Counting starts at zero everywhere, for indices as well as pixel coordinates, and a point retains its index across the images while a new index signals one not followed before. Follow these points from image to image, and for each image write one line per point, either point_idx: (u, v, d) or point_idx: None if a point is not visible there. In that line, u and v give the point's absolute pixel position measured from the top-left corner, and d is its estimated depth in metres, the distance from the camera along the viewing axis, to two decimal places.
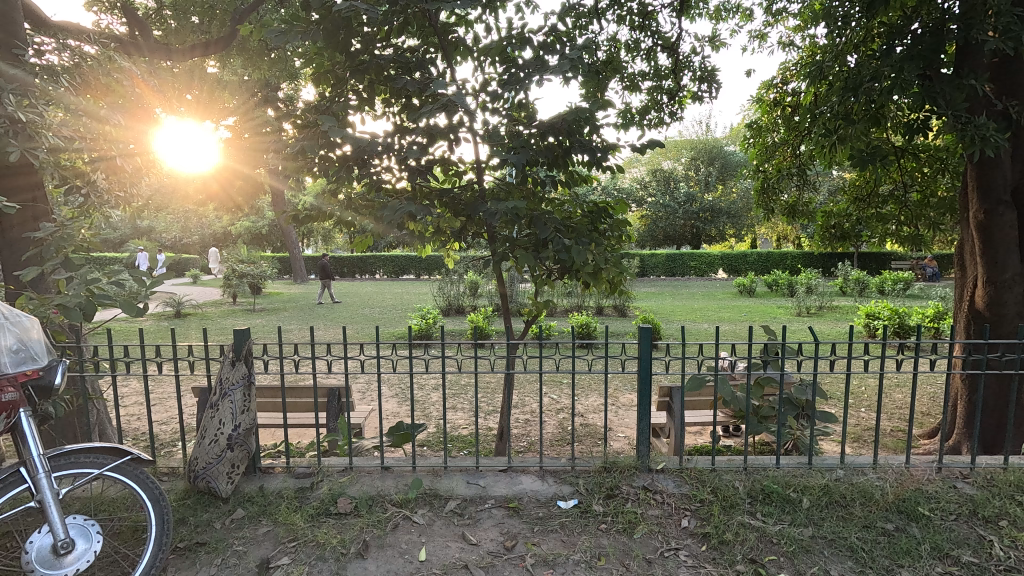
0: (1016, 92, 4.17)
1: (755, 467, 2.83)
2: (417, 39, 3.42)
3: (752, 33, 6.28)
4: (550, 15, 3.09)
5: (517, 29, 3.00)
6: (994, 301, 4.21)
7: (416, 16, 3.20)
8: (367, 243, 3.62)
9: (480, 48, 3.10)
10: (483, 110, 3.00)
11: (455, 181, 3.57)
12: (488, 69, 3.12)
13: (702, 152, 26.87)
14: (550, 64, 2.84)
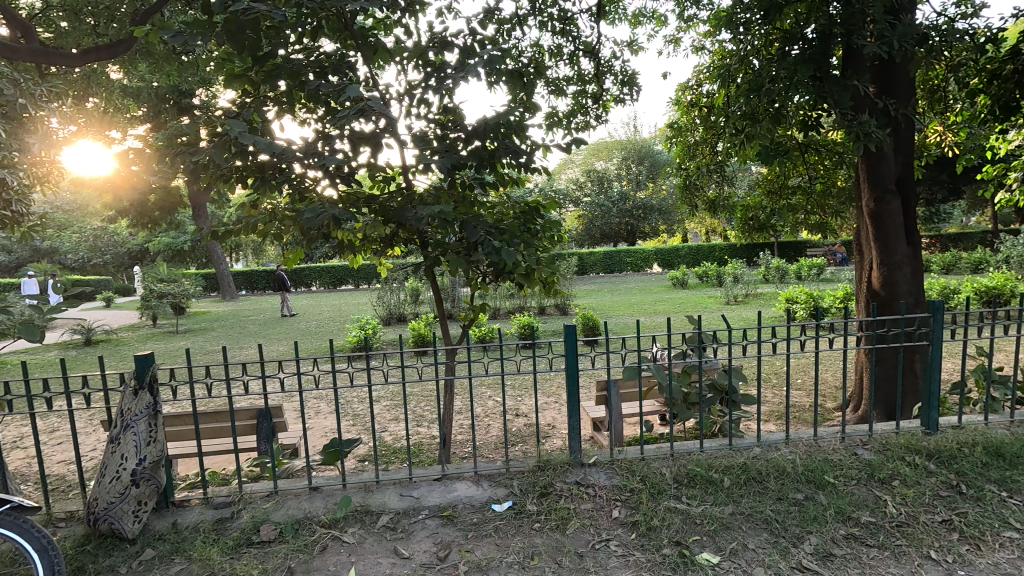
0: (894, 91, 4.60)
1: (683, 453, 2.97)
2: (334, 43, 3.31)
3: (668, 38, 6.59)
4: (471, 19, 3.10)
5: (437, 32, 2.98)
6: (887, 281, 4.64)
7: (331, 19, 3.10)
8: (300, 256, 3.57)
9: (401, 52, 3.05)
10: (406, 114, 2.94)
11: (383, 187, 3.49)
12: (411, 73, 3.07)
13: (632, 152, 27.89)
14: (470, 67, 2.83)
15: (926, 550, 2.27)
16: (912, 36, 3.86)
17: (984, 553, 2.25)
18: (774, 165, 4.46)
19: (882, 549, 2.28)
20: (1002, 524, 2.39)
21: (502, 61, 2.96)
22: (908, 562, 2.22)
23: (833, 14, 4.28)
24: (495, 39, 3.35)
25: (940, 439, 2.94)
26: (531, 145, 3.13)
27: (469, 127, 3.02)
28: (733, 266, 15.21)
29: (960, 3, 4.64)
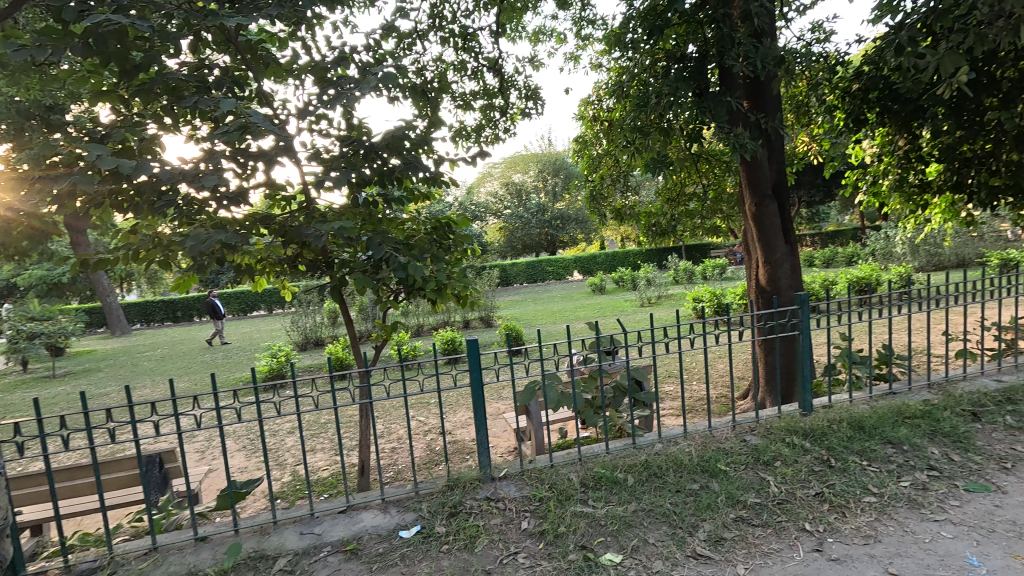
0: (764, 106, 5.02)
1: (590, 456, 3.05)
2: (221, 57, 3.09)
3: (568, 55, 6.87)
4: (369, 35, 3.04)
5: (335, 48, 2.89)
6: (771, 277, 5.09)
7: (215, 32, 2.89)
8: (192, 282, 3.20)
9: (296, 67, 2.90)
10: (302, 130, 2.78)
11: (281, 208, 3.29)
12: (308, 89, 2.93)
13: (547, 165, 28.68)
14: (367, 79, 2.74)
15: (801, 523, 2.48)
16: (772, 58, 4.27)
17: (848, 519, 2.50)
18: (665, 175, 4.72)
19: (765, 527, 2.47)
20: (863, 491, 2.67)
21: (398, 76, 2.92)
22: (787, 537, 2.41)
23: (707, 36, 4.62)
24: (392, 54, 3.30)
25: (814, 420, 3.25)
26: (432, 159, 3.09)
27: (367, 143, 2.88)
28: (646, 270, 16.00)
29: (813, 29, 5.26)
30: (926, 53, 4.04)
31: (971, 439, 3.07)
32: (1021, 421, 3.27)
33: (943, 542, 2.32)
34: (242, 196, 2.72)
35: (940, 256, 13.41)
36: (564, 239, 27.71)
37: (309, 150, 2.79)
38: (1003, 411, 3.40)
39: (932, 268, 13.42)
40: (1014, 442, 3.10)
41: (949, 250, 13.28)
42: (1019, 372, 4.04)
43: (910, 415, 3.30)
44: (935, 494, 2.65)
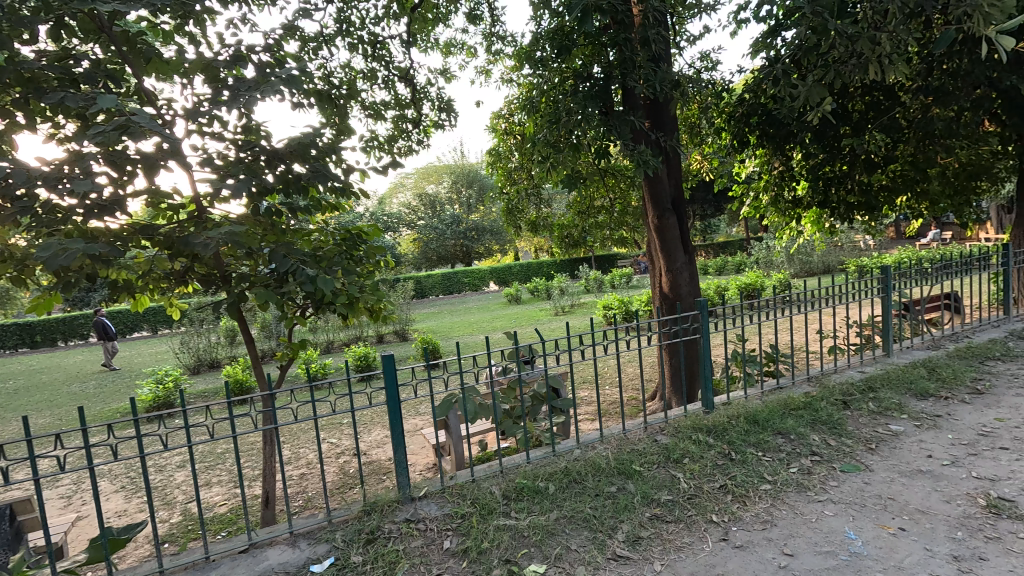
0: (662, 125, 5.36)
1: (510, 468, 3.05)
2: (90, 48, 2.72)
3: (479, 69, 6.94)
4: (268, 35, 2.85)
5: (230, 47, 2.67)
6: (673, 284, 5.44)
7: (82, 19, 2.54)
8: (54, 303, 2.77)
9: (185, 63, 2.63)
10: (191, 133, 2.52)
11: (167, 218, 2.95)
12: (198, 88, 2.67)
13: (461, 177, 28.75)
14: (267, 80, 2.55)
15: (709, 515, 2.64)
16: (669, 82, 4.60)
17: (748, 507, 2.70)
18: (575, 189, 4.88)
19: (678, 523, 2.60)
20: (760, 479, 2.91)
21: (302, 80, 2.76)
22: (697, 530, 2.55)
23: (611, 58, 4.87)
24: (294, 56, 3.13)
25: (715, 417, 3.50)
26: (341, 167, 2.95)
27: (268, 149, 2.68)
28: (559, 280, 16.49)
29: (702, 58, 5.76)
30: (795, 85, 4.59)
31: (843, 425, 3.47)
32: (881, 407, 3.76)
33: (826, 520, 2.58)
34: (118, 204, 2.40)
35: (810, 264, 15.20)
36: (479, 250, 27.61)
37: (201, 155, 2.53)
38: (866, 398, 3.89)
39: (805, 274, 15.18)
40: (876, 425, 3.55)
41: (817, 258, 15.12)
42: (877, 363, 4.66)
43: (794, 407, 3.66)
44: (817, 477, 2.95)
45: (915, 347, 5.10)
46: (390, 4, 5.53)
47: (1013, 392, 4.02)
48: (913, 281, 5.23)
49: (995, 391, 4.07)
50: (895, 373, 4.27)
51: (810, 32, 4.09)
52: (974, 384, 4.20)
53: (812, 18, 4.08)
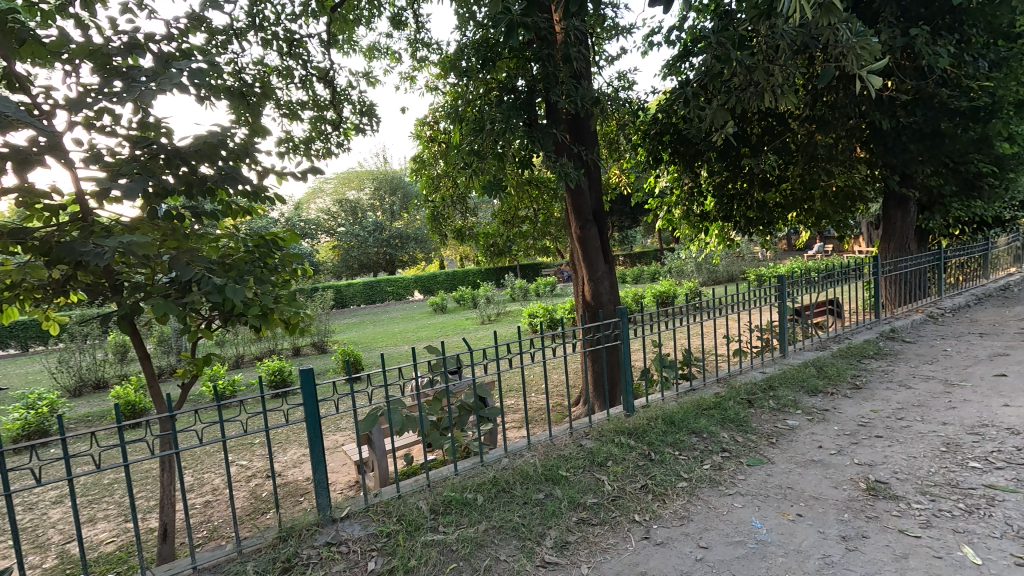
0: (584, 140, 5.56)
1: (438, 481, 2.99)
2: None
3: (403, 74, 6.83)
4: (169, 23, 2.61)
5: (126, 33, 2.42)
6: (595, 293, 5.64)
7: None
8: None
9: (68, 48, 2.34)
10: (76, 126, 2.25)
11: (43, 220, 2.60)
12: (84, 76, 2.39)
13: (384, 183, 28.07)
14: (170, 73, 2.34)
15: (632, 515, 2.75)
16: (589, 98, 4.79)
17: (667, 504, 2.85)
18: (500, 197, 4.92)
19: (603, 525, 2.67)
20: (677, 478, 3.08)
21: (211, 75, 2.56)
22: (621, 531, 2.64)
23: (534, 72, 4.98)
24: (201, 49, 2.90)
25: (636, 420, 3.65)
26: (254, 170, 2.76)
27: (169, 147, 2.45)
28: (485, 289, 16.53)
29: (619, 78, 6.07)
30: (702, 107, 4.97)
31: (748, 422, 3.77)
32: (779, 404, 4.13)
33: (736, 511, 2.77)
34: None
35: (716, 273, 16.42)
36: (403, 258, 27.01)
37: (87, 150, 2.26)
38: (767, 396, 4.25)
39: (712, 283, 16.37)
40: (775, 421, 3.89)
41: (722, 268, 16.40)
42: (775, 364, 5.11)
43: (706, 407, 3.92)
44: (727, 471, 3.18)
45: (805, 348, 5.65)
46: (309, 2, 5.31)
47: (884, 386, 4.59)
48: (803, 288, 5.80)
49: (870, 386, 4.61)
50: (790, 372, 4.72)
51: (715, 60, 4.45)
52: (853, 381, 4.73)
53: (717, 48, 4.45)
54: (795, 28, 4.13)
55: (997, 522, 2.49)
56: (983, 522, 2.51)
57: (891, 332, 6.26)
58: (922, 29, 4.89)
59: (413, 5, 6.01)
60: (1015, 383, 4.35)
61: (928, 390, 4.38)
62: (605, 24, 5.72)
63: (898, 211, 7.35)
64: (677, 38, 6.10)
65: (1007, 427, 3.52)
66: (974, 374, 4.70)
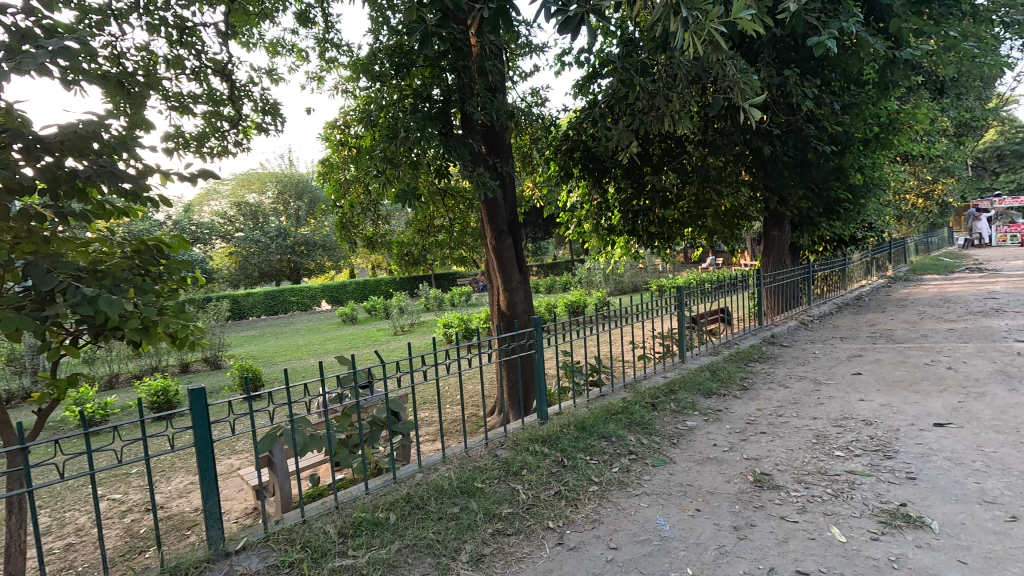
0: (499, 152, 5.63)
1: (347, 502, 2.84)
2: None
3: (311, 74, 6.51)
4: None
5: None
6: (509, 303, 5.70)
7: None
8: None
9: None
10: None
11: None
12: None
13: (289, 186, 26.48)
14: (29, 50, 2.02)
15: (546, 522, 2.79)
16: (505, 111, 4.87)
17: (579, 509, 2.93)
18: (414, 206, 4.84)
19: (518, 534, 2.69)
20: (588, 482, 3.18)
21: (82, 56, 2.26)
22: (536, 539, 2.67)
23: (449, 82, 4.97)
24: (68, 26, 2.55)
25: (549, 427, 3.73)
26: (135, 168, 2.47)
27: (27, 136, 2.11)
28: (398, 298, 16.10)
29: (533, 94, 6.25)
30: (610, 127, 5.27)
31: (652, 424, 4.00)
32: (679, 406, 4.44)
33: (642, 511, 2.92)
34: None
35: (622, 283, 17.36)
36: (309, 266, 25.57)
37: None
38: (669, 400, 4.55)
39: (619, 293, 17.30)
40: (676, 422, 4.17)
41: (627, 278, 17.38)
42: (675, 369, 5.50)
43: (614, 412, 4.10)
44: (634, 473, 3.34)
45: (701, 354, 6.14)
46: None
47: (766, 386, 5.10)
48: (699, 298, 6.29)
49: (755, 387, 5.11)
50: (689, 376, 5.09)
51: (621, 84, 4.77)
52: (741, 383, 5.21)
53: (622, 73, 4.80)
54: (690, 61, 4.50)
55: (857, 503, 2.85)
56: (847, 504, 2.85)
57: (771, 338, 6.99)
58: (793, 70, 5.57)
59: (322, 3, 5.76)
60: (868, 380, 5.04)
61: (801, 389, 4.94)
62: (518, 41, 5.88)
63: (775, 230, 8.31)
64: (586, 59, 6.41)
65: (862, 419, 4.05)
66: (837, 373, 5.37)
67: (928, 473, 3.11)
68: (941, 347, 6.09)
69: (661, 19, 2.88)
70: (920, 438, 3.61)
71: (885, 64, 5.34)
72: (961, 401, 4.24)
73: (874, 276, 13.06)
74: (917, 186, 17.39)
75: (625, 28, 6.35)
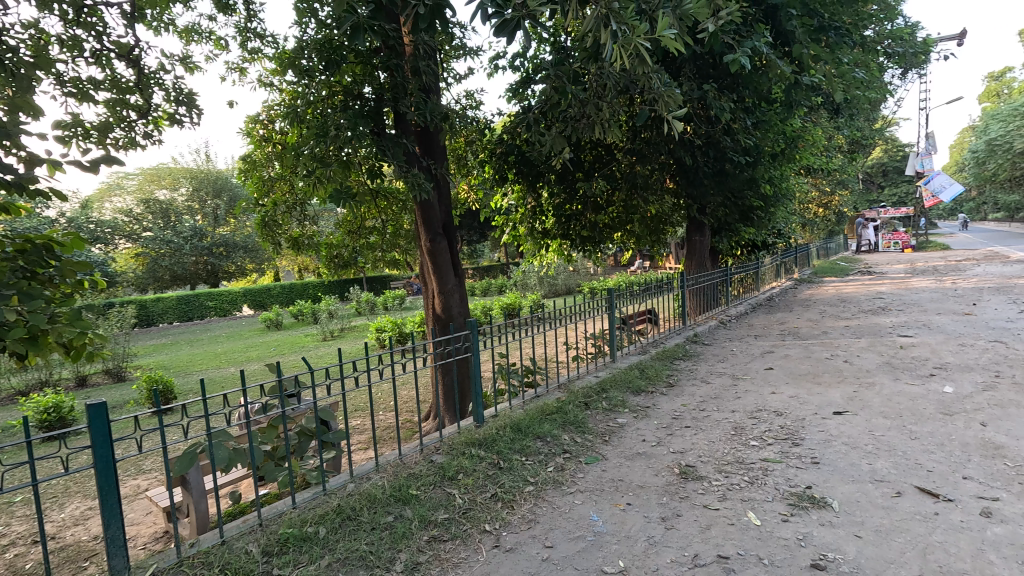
0: (433, 153, 5.57)
1: (271, 518, 2.68)
2: None
3: (230, 64, 6.11)
4: None
5: None
6: (445, 306, 5.64)
7: None
8: None
9: None
10: None
11: None
12: None
13: (205, 183, 24.66)
14: None
15: (482, 525, 2.78)
16: (439, 113, 4.82)
17: (515, 510, 2.95)
18: (344, 207, 4.69)
19: (454, 539, 2.66)
20: (524, 483, 3.21)
21: None
22: (472, 543, 2.65)
23: (381, 81, 4.86)
24: None
25: (485, 430, 3.73)
26: (22, 159, 2.21)
27: None
28: (328, 303, 15.45)
29: (467, 97, 6.25)
30: (543, 133, 5.37)
31: (585, 423, 4.11)
32: (610, 404, 4.59)
33: (576, 508, 2.98)
34: None
35: (556, 285, 17.70)
36: (228, 268, 23.93)
37: None
38: (601, 398, 4.70)
39: (553, 295, 17.65)
40: (607, 420, 4.31)
41: (561, 281, 17.75)
42: (606, 369, 5.68)
43: (549, 412, 4.17)
44: (568, 471, 3.42)
45: (630, 353, 6.39)
46: None
47: (690, 383, 5.40)
48: (628, 299, 6.55)
49: (680, 383, 5.39)
50: (619, 375, 5.28)
51: (554, 91, 4.89)
52: (667, 380, 5.48)
53: (555, 80, 4.86)
54: (619, 72, 4.69)
55: (770, 488, 3.08)
56: (761, 490, 3.07)
57: (694, 336, 7.42)
58: (711, 86, 5.95)
59: None
60: (778, 374, 5.48)
61: (721, 384, 5.27)
62: (453, 43, 5.86)
63: (696, 235, 8.84)
64: (520, 65, 6.49)
65: (774, 410, 4.39)
66: (752, 368, 5.79)
67: (829, 457, 3.42)
68: (839, 343, 6.74)
69: (592, 31, 2.98)
70: (823, 426, 3.97)
71: (791, 85, 5.84)
72: (856, 391, 4.71)
73: (783, 278, 14.20)
74: (819, 197, 19.11)
75: (558, 36, 6.51)
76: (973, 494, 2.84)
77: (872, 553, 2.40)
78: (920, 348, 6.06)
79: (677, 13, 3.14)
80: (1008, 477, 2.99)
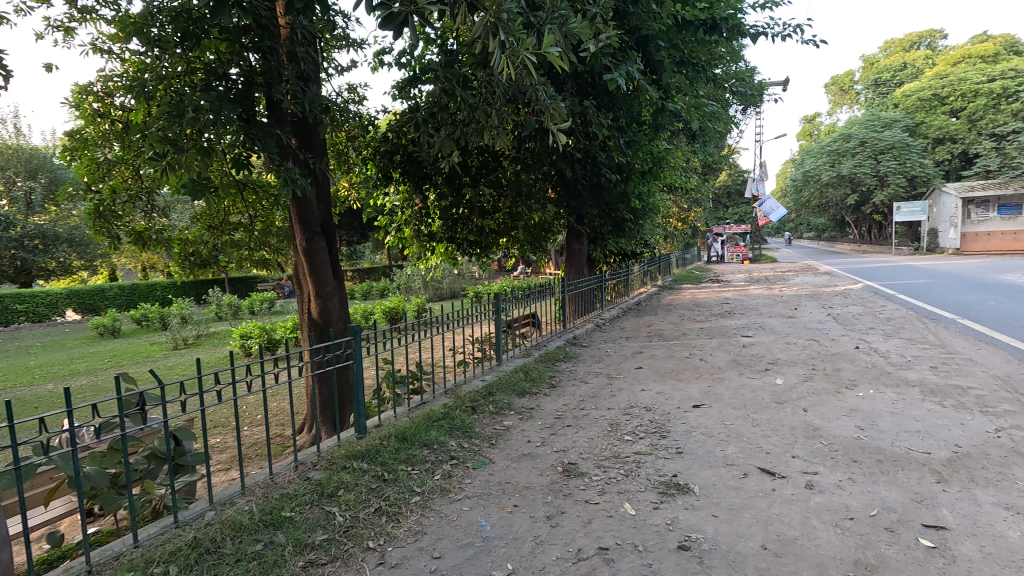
0: (311, 147, 5.16)
1: (104, 563, 2.26)
2: None
3: (53, 22, 5.10)
4: None
5: None
6: (323, 311, 5.25)
7: None
8: None
9: None
10: None
11: None
12: None
13: (14, 162, 19.71)
14: None
15: (365, 543, 2.63)
16: (318, 104, 4.55)
17: (401, 523, 2.83)
18: (204, 199, 4.16)
19: (334, 561, 2.48)
20: (410, 493, 3.11)
21: None
22: (354, 563, 2.49)
23: (252, 63, 4.40)
24: None
25: (368, 441, 3.55)
26: None
27: None
28: (181, 306, 13.61)
29: (349, 90, 5.94)
30: (431, 134, 5.29)
31: (472, 427, 4.11)
32: (496, 408, 4.65)
33: (465, 514, 2.96)
34: None
35: (440, 289, 17.55)
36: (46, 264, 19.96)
37: None
38: (487, 402, 4.74)
39: (438, 298, 17.48)
40: (494, 423, 4.35)
41: (445, 284, 17.64)
42: (492, 372, 5.75)
43: (435, 419, 4.09)
44: (456, 478, 3.38)
45: (515, 356, 6.54)
46: None
47: (570, 383, 5.69)
48: (513, 303, 6.71)
49: (562, 384, 5.64)
50: (505, 378, 5.38)
51: (442, 93, 4.86)
52: (550, 381, 5.70)
53: (444, 82, 4.83)
54: (507, 81, 4.78)
55: (643, 479, 3.34)
56: (635, 481, 3.32)
57: (573, 339, 7.84)
58: (591, 102, 6.32)
59: None
60: (647, 373, 6.00)
61: (599, 384, 5.62)
62: (334, 32, 5.53)
63: (575, 243, 9.30)
64: (407, 63, 6.35)
65: (644, 406, 4.78)
66: (625, 368, 6.27)
67: (690, 447, 3.81)
68: (695, 343, 7.58)
69: (482, 37, 2.99)
70: (685, 418, 4.41)
71: (658, 110, 6.45)
72: (710, 386, 5.32)
73: (649, 285, 15.62)
74: (679, 212, 21.39)
75: (446, 39, 6.47)
76: (800, 470, 3.35)
77: (726, 530, 2.71)
78: (757, 347, 7.05)
79: (562, 30, 3.29)
80: (824, 453, 3.58)
